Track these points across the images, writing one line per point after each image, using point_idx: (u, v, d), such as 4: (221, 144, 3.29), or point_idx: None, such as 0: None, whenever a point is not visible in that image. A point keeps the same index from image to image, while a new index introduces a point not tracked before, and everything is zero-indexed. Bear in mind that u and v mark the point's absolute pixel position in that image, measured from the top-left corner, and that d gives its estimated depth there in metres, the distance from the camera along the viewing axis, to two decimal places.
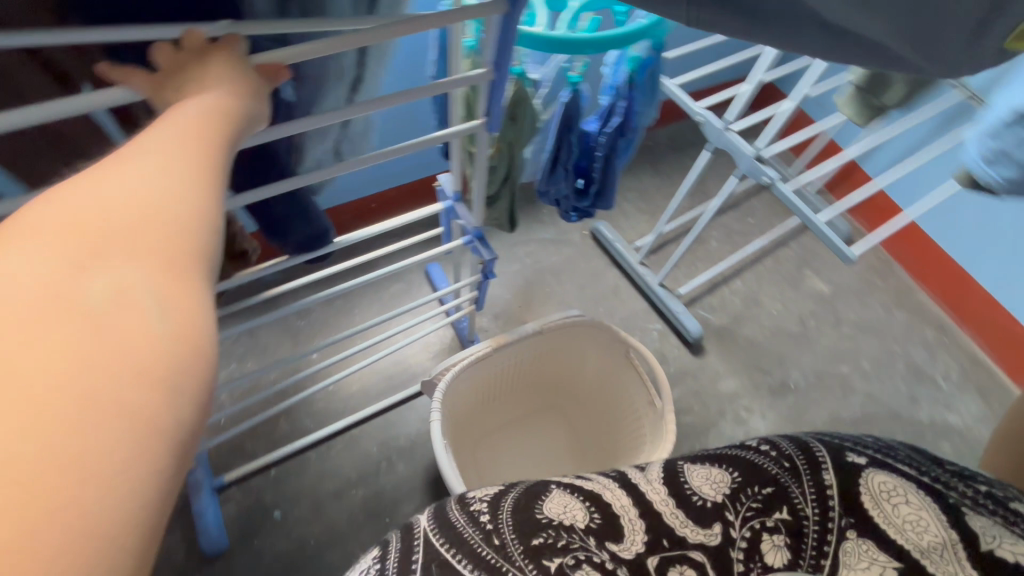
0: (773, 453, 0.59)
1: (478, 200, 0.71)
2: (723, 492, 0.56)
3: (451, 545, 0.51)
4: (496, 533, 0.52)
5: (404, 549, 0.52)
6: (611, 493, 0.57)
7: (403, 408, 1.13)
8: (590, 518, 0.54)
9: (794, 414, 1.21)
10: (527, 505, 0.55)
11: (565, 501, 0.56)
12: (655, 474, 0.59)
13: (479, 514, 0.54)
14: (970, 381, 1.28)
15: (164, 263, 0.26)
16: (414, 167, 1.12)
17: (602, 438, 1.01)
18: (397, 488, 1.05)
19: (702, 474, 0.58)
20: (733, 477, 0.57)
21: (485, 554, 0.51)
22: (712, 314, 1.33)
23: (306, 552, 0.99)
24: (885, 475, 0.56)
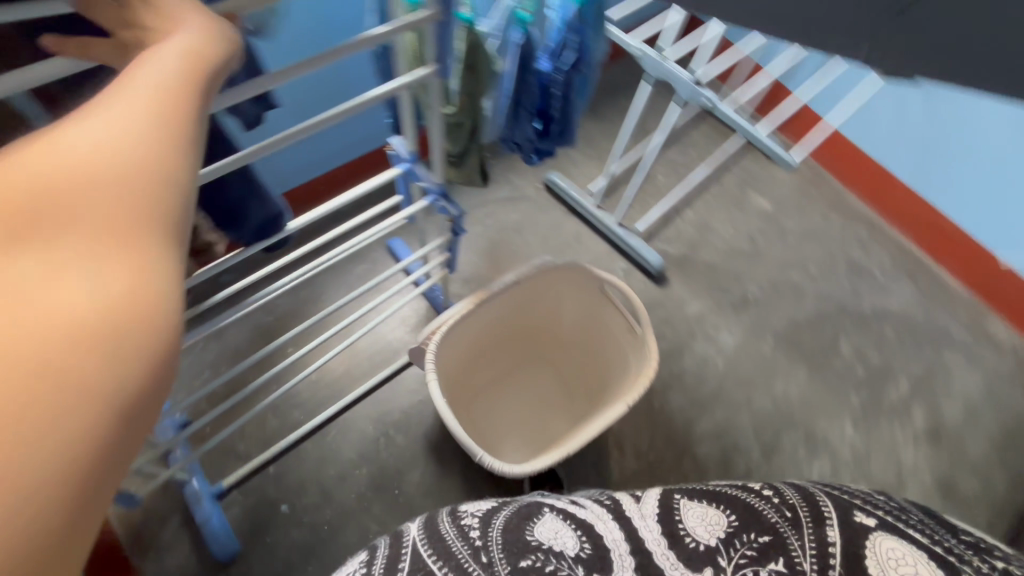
0: (776, 500, 0.66)
1: (438, 154, 0.72)
2: (719, 536, 0.62)
3: (438, 557, 0.57)
4: (484, 551, 0.58)
5: (391, 555, 0.58)
6: (603, 525, 0.64)
7: (391, 384, 1.14)
8: (580, 549, 0.60)
9: (755, 324, 1.30)
10: (518, 527, 0.61)
11: (557, 527, 0.62)
12: (650, 508, 0.66)
13: (468, 533, 0.60)
14: (902, 268, 1.41)
15: (98, 231, 0.27)
16: (358, 142, 1.09)
17: (587, 374, 1.06)
18: (400, 460, 1.07)
19: (700, 515, 0.65)
20: (731, 520, 0.64)
21: (470, 567, 0.56)
22: (670, 246, 1.39)
23: (322, 536, 1.00)
24: (893, 540, 0.61)
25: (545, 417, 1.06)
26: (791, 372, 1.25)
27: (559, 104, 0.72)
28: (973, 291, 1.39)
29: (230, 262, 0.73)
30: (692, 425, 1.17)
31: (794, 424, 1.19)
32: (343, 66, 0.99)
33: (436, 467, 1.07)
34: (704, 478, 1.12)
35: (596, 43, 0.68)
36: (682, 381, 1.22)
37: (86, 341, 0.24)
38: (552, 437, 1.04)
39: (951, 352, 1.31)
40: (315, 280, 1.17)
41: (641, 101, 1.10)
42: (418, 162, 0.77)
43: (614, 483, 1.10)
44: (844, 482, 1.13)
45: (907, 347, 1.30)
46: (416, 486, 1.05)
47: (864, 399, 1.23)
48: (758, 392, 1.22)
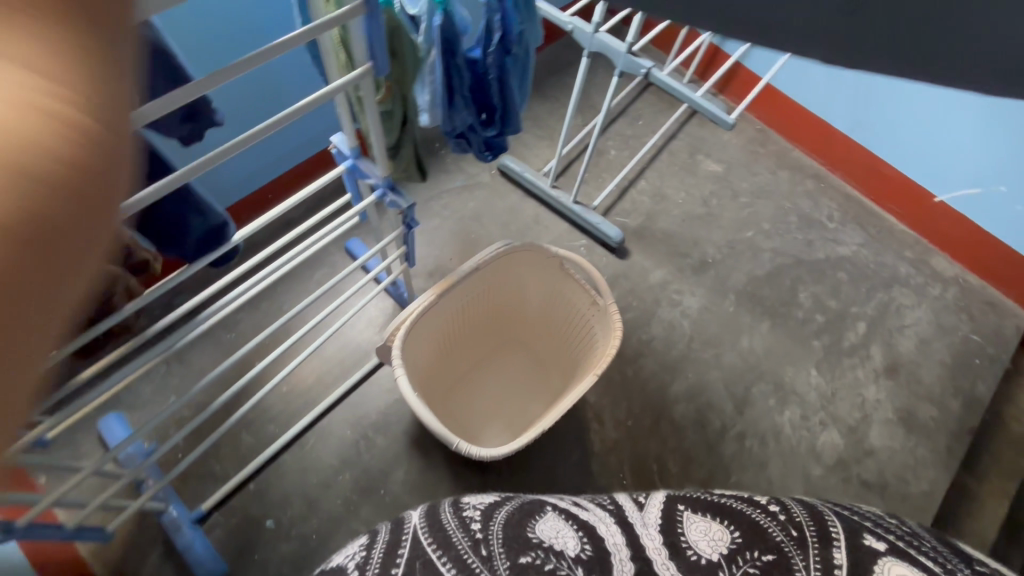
0: (783, 520, 0.64)
1: (378, 150, 0.70)
2: (722, 550, 0.61)
3: (438, 547, 0.59)
4: (484, 543, 0.59)
5: (392, 543, 0.61)
6: (607, 530, 0.65)
7: (366, 386, 1.13)
8: (580, 549, 0.60)
9: (716, 284, 1.34)
10: (519, 524, 0.62)
11: (558, 528, 0.63)
12: (652, 518, 0.67)
13: (471, 524, 0.62)
14: (849, 215, 1.47)
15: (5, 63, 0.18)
16: (300, 146, 1.06)
17: (559, 353, 1.07)
18: (383, 460, 1.07)
19: (703, 531, 0.64)
20: (735, 536, 0.63)
21: (469, 559, 0.57)
22: (628, 218, 1.41)
23: (312, 546, 0.99)
24: (902, 567, 0.57)
25: (524, 399, 1.07)
26: (755, 327, 1.29)
27: (496, 93, 0.73)
28: (916, 231, 1.45)
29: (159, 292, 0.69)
30: (666, 389, 1.20)
31: (763, 376, 1.24)
32: (274, 70, 0.96)
33: (419, 462, 1.07)
34: (682, 439, 1.15)
35: (524, 24, 0.70)
36: (652, 348, 1.25)
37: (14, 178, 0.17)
38: (531, 417, 1.05)
39: (901, 290, 1.37)
40: (274, 291, 1.14)
41: (580, 78, 1.10)
42: (362, 158, 0.77)
43: (597, 455, 1.12)
44: (813, 425, 1.19)
45: (860, 290, 1.36)
46: (402, 484, 1.05)
47: (825, 344, 1.28)
48: (726, 350, 1.26)
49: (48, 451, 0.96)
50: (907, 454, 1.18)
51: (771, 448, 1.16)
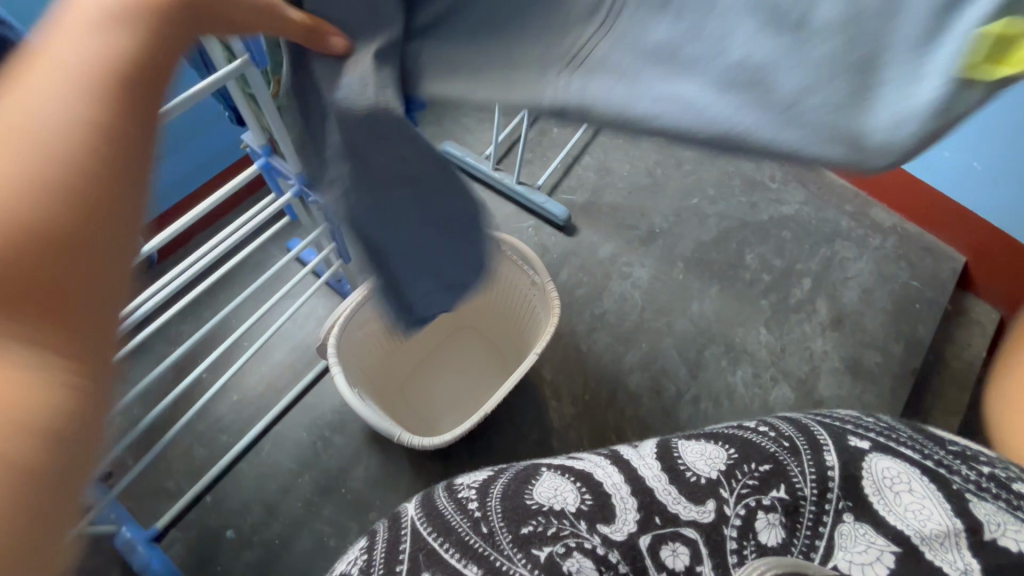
0: (773, 434, 0.59)
1: (284, 145, 0.75)
2: (720, 468, 0.56)
3: (439, 533, 0.53)
4: (484, 521, 0.54)
5: (391, 540, 0.54)
6: (602, 471, 0.57)
7: (319, 386, 1.12)
8: (581, 500, 0.54)
9: (665, 253, 1.36)
10: (517, 491, 0.55)
11: (556, 483, 0.56)
12: (647, 449, 0.59)
13: (467, 502, 0.56)
14: (791, 174, 1.49)
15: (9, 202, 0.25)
16: (202, 165, 1.20)
17: (511, 333, 1.08)
18: (342, 458, 1.06)
19: (698, 451, 0.58)
20: (730, 454, 0.57)
21: (473, 542, 0.52)
22: (574, 194, 1.41)
23: (275, 551, 0.98)
24: (887, 461, 0.57)
25: (481, 384, 1.07)
26: (704, 291, 1.32)
27: None
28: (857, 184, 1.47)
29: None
30: (621, 360, 1.23)
31: (714, 338, 1.26)
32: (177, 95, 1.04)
33: (379, 455, 1.07)
34: (639, 408, 1.19)
35: None
36: (605, 321, 1.27)
37: None
38: (486, 400, 1.05)
39: (843, 243, 1.40)
40: (216, 298, 1.12)
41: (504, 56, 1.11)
42: (273, 155, 0.81)
43: (556, 432, 1.16)
44: (764, 382, 1.22)
45: (804, 246, 1.39)
46: (363, 479, 1.05)
47: (772, 302, 1.31)
48: (677, 317, 1.28)
49: None
50: (855, 400, 1.21)
51: (726, 408, 1.19)
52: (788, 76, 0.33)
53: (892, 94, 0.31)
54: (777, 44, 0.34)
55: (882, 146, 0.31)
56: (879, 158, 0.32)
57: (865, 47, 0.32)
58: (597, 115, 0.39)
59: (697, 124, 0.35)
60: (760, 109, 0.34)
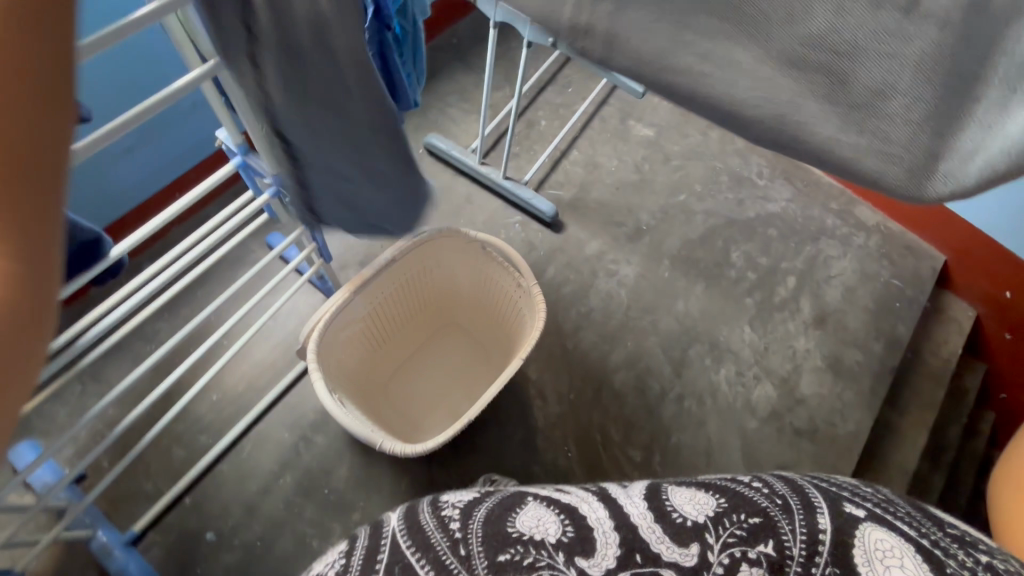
0: (765, 489, 0.58)
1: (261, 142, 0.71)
2: (708, 514, 0.55)
3: (417, 548, 0.52)
4: (463, 542, 0.52)
5: (370, 547, 0.54)
6: (588, 505, 0.57)
7: (301, 386, 1.10)
8: (562, 532, 0.53)
9: (652, 251, 1.35)
10: (499, 516, 0.54)
11: (539, 513, 0.55)
12: (637, 491, 0.60)
13: (449, 521, 0.54)
14: (778, 171, 1.49)
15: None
16: (179, 157, 1.16)
17: (496, 332, 1.06)
18: (324, 458, 1.05)
19: (686, 496, 0.58)
20: (720, 501, 0.56)
21: (447, 560, 0.51)
22: (561, 190, 1.40)
23: (255, 553, 0.97)
24: (882, 532, 0.53)
25: (464, 383, 1.06)
26: (690, 289, 1.32)
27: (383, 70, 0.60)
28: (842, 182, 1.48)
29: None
30: (606, 359, 1.23)
31: (699, 337, 1.27)
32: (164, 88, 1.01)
33: (362, 456, 1.06)
34: (623, 406, 1.19)
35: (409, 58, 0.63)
36: (591, 319, 1.27)
37: None
38: (470, 401, 1.04)
39: (828, 241, 1.40)
40: (193, 295, 1.09)
41: (491, 50, 1.07)
42: (251, 154, 0.78)
43: (541, 431, 1.16)
44: (747, 381, 1.23)
45: (789, 244, 1.39)
46: (345, 481, 1.04)
47: (757, 301, 1.32)
48: (663, 315, 1.28)
49: None
50: (836, 399, 1.23)
51: (708, 407, 1.20)
52: (872, 69, 0.34)
53: (982, 118, 0.33)
54: (877, 32, 0.33)
55: (949, 181, 0.35)
56: (937, 189, 0.35)
57: (971, 65, 0.32)
58: (681, 93, 0.39)
59: (772, 118, 0.37)
60: (833, 110, 0.36)
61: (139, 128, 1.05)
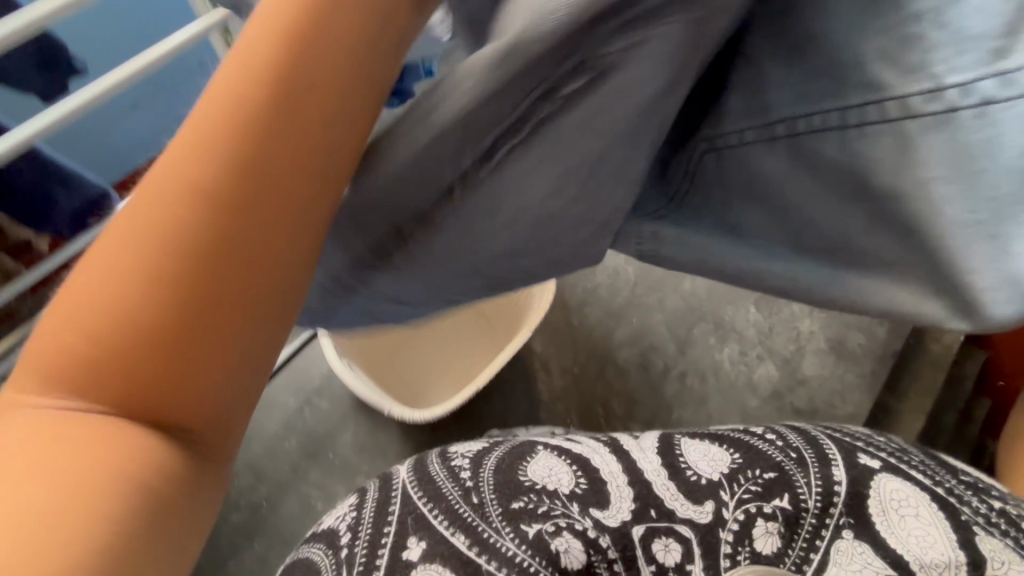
0: (779, 442, 0.61)
1: None
2: (722, 471, 0.58)
3: (429, 499, 0.60)
4: (474, 491, 0.59)
5: (383, 498, 0.62)
6: (600, 458, 0.61)
7: (308, 351, 1.11)
8: (575, 484, 0.58)
9: None
10: (511, 466, 0.60)
11: (550, 463, 0.60)
12: (649, 442, 0.63)
13: (459, 471, 0.62)
14: None
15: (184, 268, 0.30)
16: None
17: (501, 303, 1.06)
18: (328, 423, 1.06)
19: (700, 451, 0.60)
20: (735, 457, 0.59)
21: (463, 511, 0.58)
22: None
23: (261, 513, 0.99)
24: (896, 482, 0.57)
25: (469, 355, 1.06)
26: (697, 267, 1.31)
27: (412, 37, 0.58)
28: None
29: (55, 264, 0.73)
30: (611, 335, 1.24)
31: (703, 316, 1.27)
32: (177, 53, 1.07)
33: (367, 423, 1.07)
34: (626, 382, 1.20)
35: None
36: (597, 295, 1.27)
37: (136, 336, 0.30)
38: (476, 372, 1.04)
39: None
40: None
41: None
42: None
43: (544, 403, 1.18)
44: (750, 361, 1.24)
45: None
46: (350, 446, 1.05)
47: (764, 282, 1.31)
48: (669, 293, 1.28)
49: None
50: (837, 380, 1.23)
51: (711, 384, 1.21)
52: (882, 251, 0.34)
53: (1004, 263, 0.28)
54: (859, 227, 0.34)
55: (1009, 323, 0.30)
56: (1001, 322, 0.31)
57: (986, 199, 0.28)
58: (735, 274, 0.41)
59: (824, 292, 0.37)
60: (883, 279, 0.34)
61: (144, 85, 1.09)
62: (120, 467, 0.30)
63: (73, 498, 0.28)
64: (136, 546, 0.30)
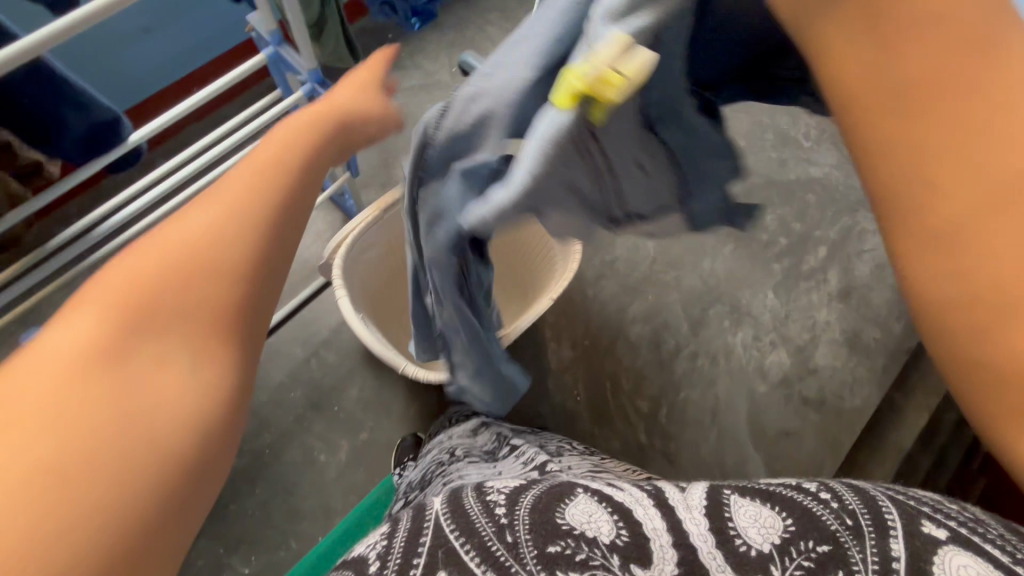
0: (834, 504, 0.46)
1: (298, 30, 0.64)
2: (773, 541, 0.44)
3: (461, 534, 0.48)
4: (509, 529, 0.48)
5: (413, 529, 0.50)
6: (643, 511, 0.49)
7: (318, 302, 1.09)
8: (617, 534, 0.46)
9: None
10: (548, 506, 0.49)
11: (590, 510, 0.48)
12: (697, 499, 0.49)
13: (494, 507, 0.50)
14: (827, 133, 1.39)
15: (193, 264, 0.38)
16: (196, 44, 1.12)
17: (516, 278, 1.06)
18: (334, 376, 1.05)
19: (750, 513, 0.47)
20: (786, 523, 0.45)
21: (495, 549, 0.46)
22: None
23: (264, 459, 1.00)
24: (965, 556, 0.41)
25: None
26: (718, 249, 1.28)
27: None
28: None
29: (58, 193, 0.68)
30: (625, 310, 1.22)
31: (720, 298, 1.24)
32: None
33: (373, 379, 1.06)
34: (636, 357, 1.19)
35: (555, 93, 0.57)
36: (614, 269, 1.25)
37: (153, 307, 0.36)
38: None
39: (867, 214, 1.32)
40: None
41: None
42: (285, 45, 0.71)
43: (552, 372, 1.17)
44: (763, 346, 1.22)
45: (826, 213, 1.33)
46: (355, 400, 1.04)
47: (785, 268, 1.28)
48: (687, 272, 1.26)
49: None
50: (849, 372, 1.21)
51: (721, 366, 1.20)
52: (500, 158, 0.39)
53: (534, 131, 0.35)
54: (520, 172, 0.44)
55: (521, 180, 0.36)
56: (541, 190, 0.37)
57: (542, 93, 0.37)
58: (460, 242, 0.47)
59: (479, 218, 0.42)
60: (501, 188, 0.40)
61: (154, 7, 1.02)
62: (159, 390, 0.34)
63: (88, 429, 0.31)
64: (134, 537, 0.31)
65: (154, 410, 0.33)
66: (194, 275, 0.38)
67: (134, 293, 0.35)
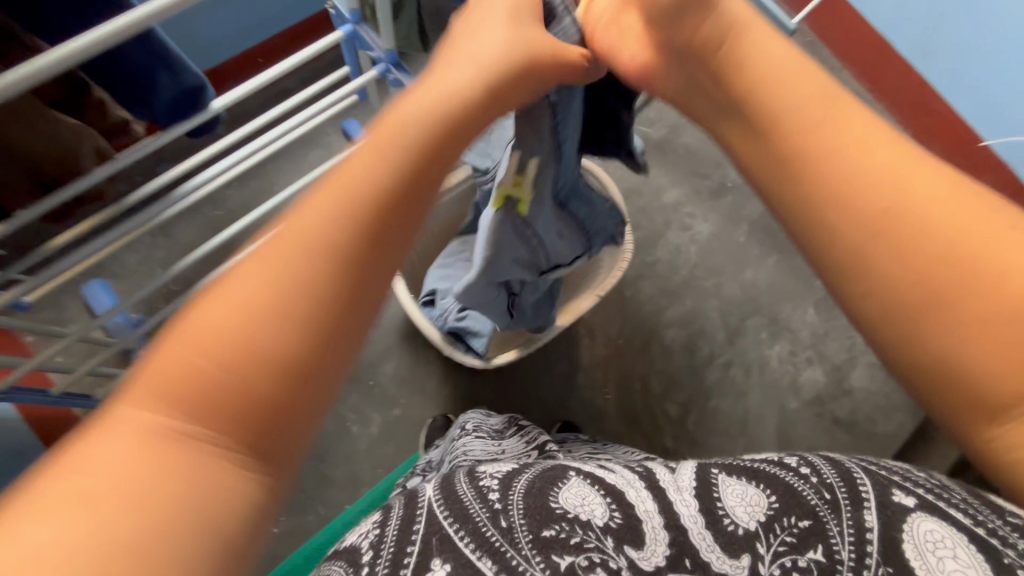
0: (811, 472, 0.42)
1: (383, 13, 0.66)
2: (759, 519, 0.41)
3: (455, 520, 0.44)
4: (504, 514, 0.44)
5: (405, 516, 0.46)
6: (635, 491, 0.45)
7: None
8: (609, 516, 0.43)
9: (731, 212, 1.29)
10: (541, 488, 0.45)
11: (584, 491, 0.45)
12: (687, 478, 0.45)
13: (488, 492, 0.46)
14: None
15: (272, 312, 0.30)
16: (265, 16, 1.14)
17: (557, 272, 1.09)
18: (373, 351, 1.07)
19: (737, 490, 0.43)
20: (770, 500, 0.41)
21: (489, 534, 0.43)
22: (651, 129, 1.34)
23: None
24: (933, 521, 0.38)
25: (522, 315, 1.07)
26: (761, 260, 1.26)
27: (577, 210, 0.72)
28: None
29: (141, 153, 0.71)
30: (661, 313, 1.21)
31: (759, 309, 1.23)
32: None
33: (409, 358, 1.08)
34: (669, 361, 1.19)
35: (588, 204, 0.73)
36: (654, 271, 1.24)
37: (220, 363, 0.29)
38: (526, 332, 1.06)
39: None
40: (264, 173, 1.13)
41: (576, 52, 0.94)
42: (362, 24, 0.73)
43: (583, 368, 1.17)
44: (798, 362, 1.20)
45: None
46: (391, 377, 1.07)
47: None
48: (727, 280, 1.24)
49: (35, 311, 1.01)
50: (885, 397, 1.19)
51: (754, 379, 1.18)
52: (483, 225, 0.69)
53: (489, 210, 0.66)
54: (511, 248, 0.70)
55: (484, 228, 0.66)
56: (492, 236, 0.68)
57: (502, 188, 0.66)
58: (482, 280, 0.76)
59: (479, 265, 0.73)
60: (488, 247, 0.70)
61: None
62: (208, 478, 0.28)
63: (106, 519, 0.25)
64: None
65: (188, 497, 0.27)
66: (267, 323, 0.30)
67: (204, 350, 0.29)
